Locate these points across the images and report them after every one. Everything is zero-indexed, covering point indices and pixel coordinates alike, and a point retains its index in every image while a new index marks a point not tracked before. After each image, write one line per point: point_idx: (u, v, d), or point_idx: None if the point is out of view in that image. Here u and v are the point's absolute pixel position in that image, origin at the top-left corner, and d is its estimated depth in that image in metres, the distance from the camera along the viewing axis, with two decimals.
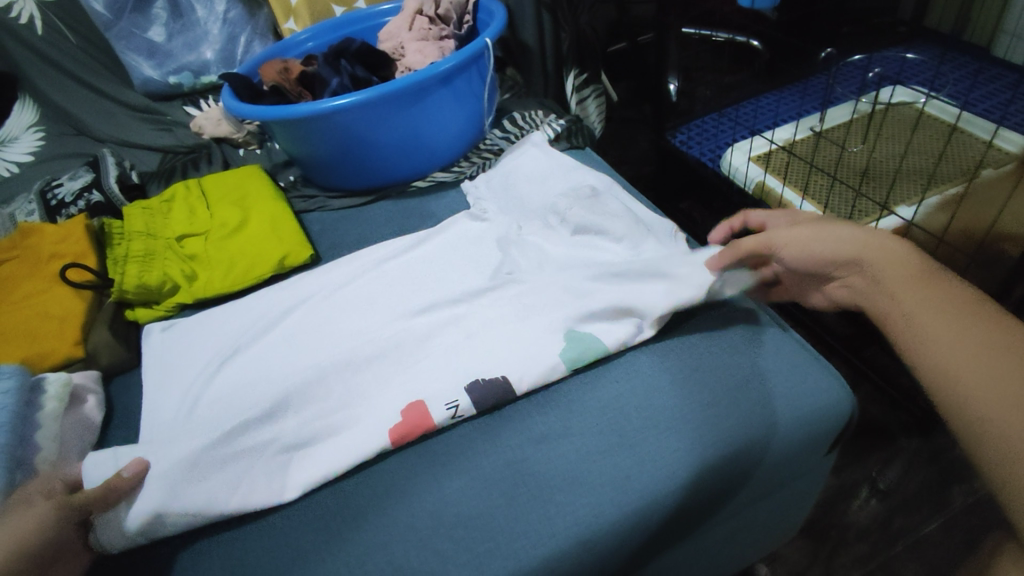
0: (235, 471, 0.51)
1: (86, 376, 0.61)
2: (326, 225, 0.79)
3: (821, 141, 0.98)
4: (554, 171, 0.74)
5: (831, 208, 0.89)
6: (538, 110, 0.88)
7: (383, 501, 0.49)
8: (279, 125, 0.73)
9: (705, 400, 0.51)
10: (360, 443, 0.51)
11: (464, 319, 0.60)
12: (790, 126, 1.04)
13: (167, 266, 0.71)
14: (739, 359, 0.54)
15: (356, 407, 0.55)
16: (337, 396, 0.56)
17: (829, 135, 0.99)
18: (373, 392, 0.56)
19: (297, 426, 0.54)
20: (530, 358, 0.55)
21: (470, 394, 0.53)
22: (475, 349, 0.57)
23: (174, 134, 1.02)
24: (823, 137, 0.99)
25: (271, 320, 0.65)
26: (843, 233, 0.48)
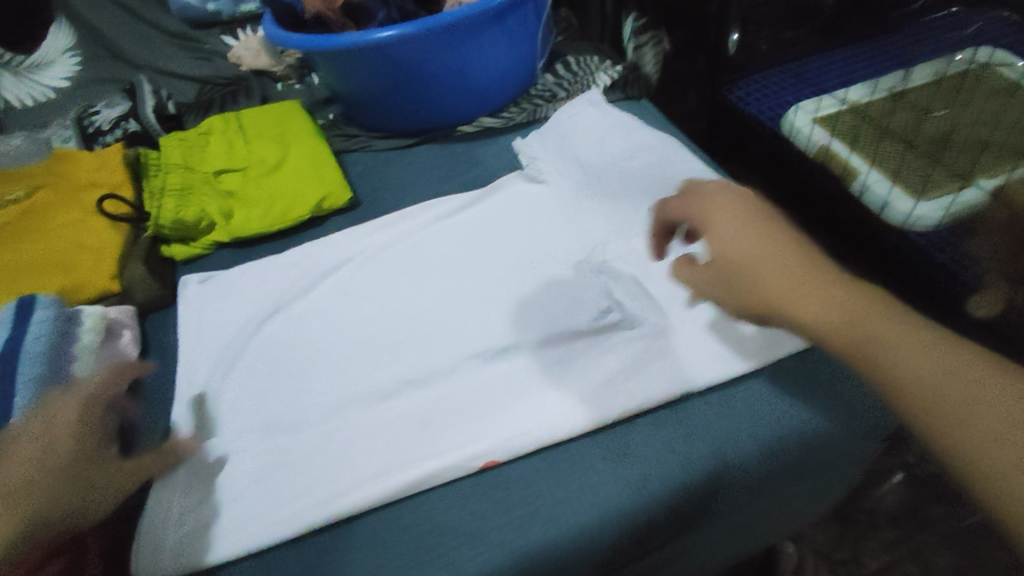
0: (282, 483, 0.48)
1: (122, 310, 0.60)
2: (367, 167, 0.76)
3: (899, 104, 0.92)
4: (612, 131, 0.69)
5: (903, 178, 0.84)
6: (594, 55, 0.82)
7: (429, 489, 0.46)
8: (319, 55, 0.70)
9: (784, 418, 0.47)
10: (428, 475, 0.46)
11: (529, 317, 0.56)
12: (867, 84, 0.95)
13: (204, 202, 0.68)
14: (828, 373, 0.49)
15: (419, 411, 0.50)
16: (397, 406, 0.51)
17: (910, 98, 0.92)
18: (439, 409, 0.50)
19: (346, 426, 0.50)
20: (613, 393, 0.49)
21: (543, 425, 0.48)
22: (560, 375, 0.51)
23: (211, 64, 0.98)
24: (903, 100, 0.92)
25: (315, 273, 0.62)
26: (839, 289, 0.37)
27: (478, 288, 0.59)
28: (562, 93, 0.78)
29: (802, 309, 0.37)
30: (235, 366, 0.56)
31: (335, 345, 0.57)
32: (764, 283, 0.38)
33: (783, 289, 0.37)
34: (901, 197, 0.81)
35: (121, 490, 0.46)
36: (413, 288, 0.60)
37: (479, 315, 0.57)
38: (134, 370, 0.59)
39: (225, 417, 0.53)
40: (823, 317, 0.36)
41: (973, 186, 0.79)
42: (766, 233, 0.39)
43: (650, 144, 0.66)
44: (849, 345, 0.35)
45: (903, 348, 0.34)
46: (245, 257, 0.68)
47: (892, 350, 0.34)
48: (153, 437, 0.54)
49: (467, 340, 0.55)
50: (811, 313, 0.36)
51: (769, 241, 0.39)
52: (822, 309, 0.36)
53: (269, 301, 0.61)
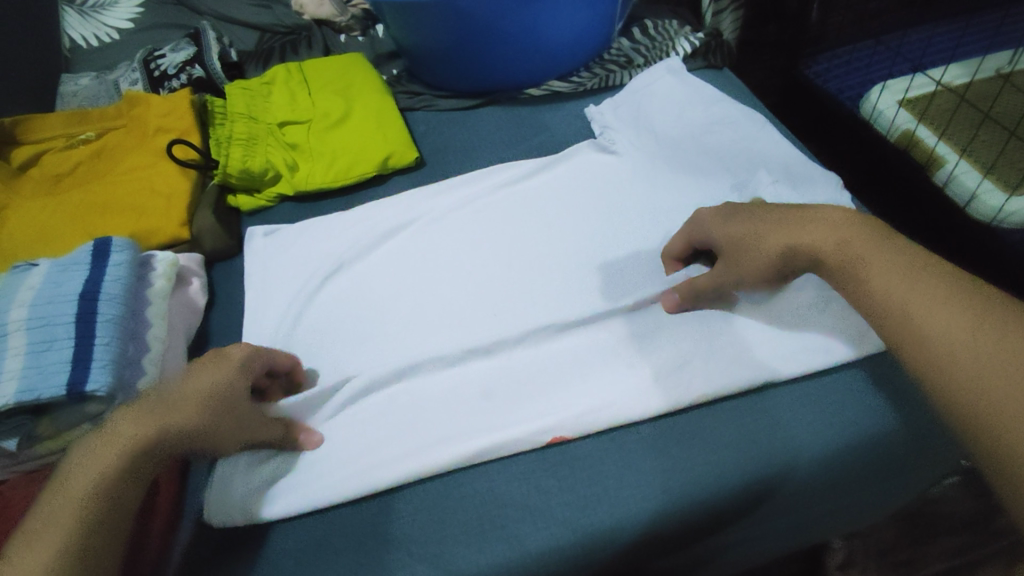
0: (349, 443, 0.48)
1: (190, 258, 0.60)
2: (431, 127, 0.74)
3: (1005, 88, 0.86)
4: (693, 102, 0.66)
5: (996, 170, 0.80)
6: (672, 20, 0.78)
7: (493, 461, 0.46)
8: (393, 7, 0.68)
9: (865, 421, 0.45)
10: (495, 446, 0.46)
11: (599, 294, 0.54)
12: (968, 64, 0.90)
13: (270, 153, 0.68)
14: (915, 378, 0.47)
15: (486, 380, 0.50)
16: (463, 375, 0.51)
17: (1017, 83, 0.86)
18: (504, 381, 0.50)
19: (412, 388, 0.50)
20: (687, 377, 0.47)
21: (616, 404, 0.47)
22: (630, 357, 0.50)
23: (273, 13, 0.96)
24: (1009, 84, 0.86)
25: (380, 234, 0.62)
26: (959, 307, 0.35)
27: (546, 259, 0.57)
28: (638, 59, 0.75)
29: (788, 245, 0.42)
30: (300, 323, 0.56)
31: (399, 308, 0.56)
32: (897, 293, 0.37)
33: (820, 249, 0.41)
34: (991, 191, 0.78)
35: (251, 438, 0.45)
36: (478, 255, 0.59)
37: (546, 288, 0.55)
38: (201, 318, 0.59)
39: None
40: (955, 340, 0.34)
41: None
42: (756, 212, 0.46)
43: (733, 117, 0.63)
44: (941, 361, 0.34)
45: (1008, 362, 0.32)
46: (307, 212, 0.68)
47: (966, 372, 0.33)
48: None
49: (533, 312, 0.54)
50: (935, 332, 0.34)
51: (913, 270, 0.37)
52: (957, 329, 0.34)
53: (332, 257, 0.61)
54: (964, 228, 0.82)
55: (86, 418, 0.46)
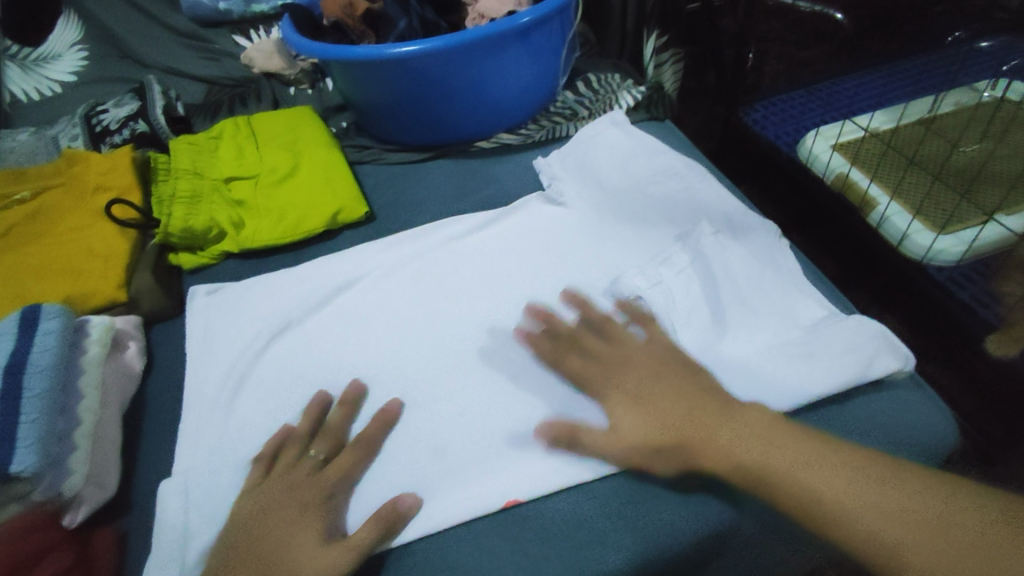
0: None
1: (128, 320, 0.58)
2: (380, 180, 0.74)
3: (929, 133, 0.90)
4: (637, 154, 0.68)
5: (925, 210, 0.83)
6: (614, 73, 0.81)
7: (443, 528, 0.44)
8: (341, 64, 0.68)
9: None
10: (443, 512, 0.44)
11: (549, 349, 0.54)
12: (893, 111, 0.95)
13: (213, 210, 0.67)
14: (866, 430, 0.47)
15: (439, 440, 0.49)
16: (412, 437, 0.49)
17: (940, 126, 0.91)
18: (455, 441, 0.49)
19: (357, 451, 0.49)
20: None
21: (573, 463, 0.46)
22: (580, 411, 0.49)
23: (221, 65, 0.97)
24: (931, 129, 0.91)
25: (329, 291, 0.61)
26: (877, 490, 0.40)
27: (496, 315, 0.57)
28: (584, 112, 0.76)
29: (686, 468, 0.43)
30: (244, 387, 0.54)
31: (346, 370, 0.55)
32: (786, 453, 0.41)
33: (719, 463, 0.42)
34: (921, 231, 0.82)
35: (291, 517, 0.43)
36: (426, 312, 0.58)
37: (496, 347, 0.55)
38: (138, 383, 0.57)
39: (230, 441, 0.51)
40: (879, 528, 0.39)
41: (997, 222, 0.78)
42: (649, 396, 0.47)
43: (675, 169, 0.65)
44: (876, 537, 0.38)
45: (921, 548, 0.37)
46: (252, 269, 0.66)
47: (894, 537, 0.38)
48: (159, 453, 0.52)
49: (483, 371, 0.53)
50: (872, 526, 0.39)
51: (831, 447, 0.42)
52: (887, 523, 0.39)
53: (278, 316, 0.59)
54: (898, 267, 0.86)
55: (11, 498, 0.43)
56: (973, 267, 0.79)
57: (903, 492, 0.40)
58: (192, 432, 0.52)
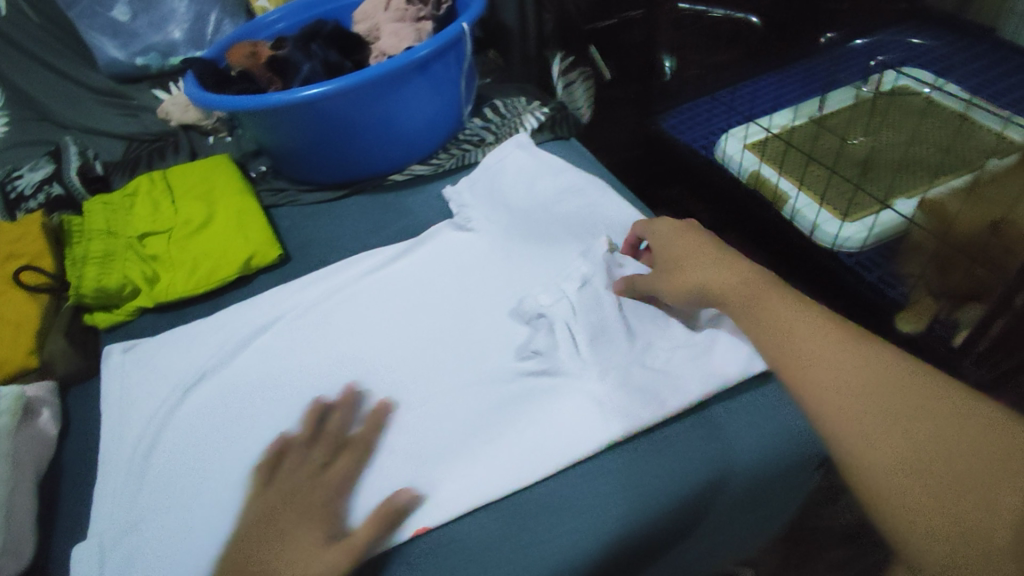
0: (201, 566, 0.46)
1: (41, 387, 0.58)
2: (296, 221, 0.75)
3: (821, 130, 0.96)
4: (542, 172, 0.70)
5: (829, 200, 0.88)
6: (520, 97, 0.84)
7: None
8: (246, 114, 0.69)
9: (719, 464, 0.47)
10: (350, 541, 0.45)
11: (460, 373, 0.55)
12: (788, 111, 1.00)
13: (128, 268, 0.67)
14: (766, 419, 0.48)
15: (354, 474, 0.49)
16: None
17: (831, 123, 0.96)
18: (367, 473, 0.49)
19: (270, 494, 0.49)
20: (541, 446, 0.48)
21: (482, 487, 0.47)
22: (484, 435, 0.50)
23: (141, 120, 0.97)
24: (824, 126, 0.96)
25: (246, 337, 0.61)
26: (865, 372, 0.38)
27: (408, 345, 0.58)
28: (490, 137, 0.79)
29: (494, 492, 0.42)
30: (161, 443, 0.54)
31: (263, 414, 0.55)
32: (793, 325, 0.42)
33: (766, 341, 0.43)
34: (827, 220, 0.86)
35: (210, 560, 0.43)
36: (340, 347, 0.59)
37: (410, 377, 0.56)
38: (54, 449, 0.56)
39: (146, 498, 0.51)
40: (853, 400, 0.37)
41: (891, 207, 0.82)
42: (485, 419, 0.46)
43: (579, 186, 0.67)
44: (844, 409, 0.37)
45: (882, 425, 0.35)
46: (171, 321, 0.67)
47: (864, 415, 0.36)
48: (76, 518, 0.52)
49: (395, 402, 0.54)
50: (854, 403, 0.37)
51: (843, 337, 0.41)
52: (865, 401, 0.36)
53: (194, 367, 0.60)
54: (816, 256, 0.89)
55: None
56: (878, 251, 0.84)
57: (897, 378, 0.37)
58: (108, 495, 0.51)
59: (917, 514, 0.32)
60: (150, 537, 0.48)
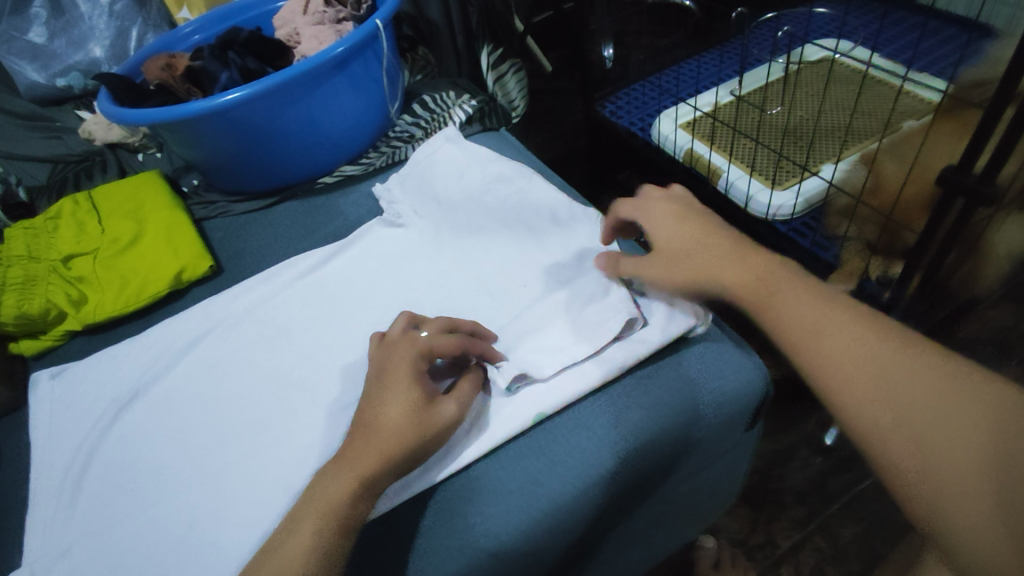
0: None
1: None
2: (229, 232, 0.74)
3: (742, 105, 0.99)
4: (470, 164, 0.69)
5: (758, 169, 0.91)
6: (449, 91, 0.84)
7: None
8: (164, 129, 0.67)
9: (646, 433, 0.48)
10: None
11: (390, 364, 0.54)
12: (712, 91, 1.03)
13: (51, 291, 0.65)
14: (688, 388, 0.50)
15: (290, 475, 0.49)
16: (263, 477, 0.49)
17: (751, 98, 1.00)
18: (299, 477, 0.49)
19: (205, 506, 0.49)
20: (477, 424, 0.49)
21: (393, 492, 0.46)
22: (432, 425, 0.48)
23: (65, 141, 0.95)
24: (744, 101, 0.99)
25: (178, 352, 0.60)
26: (844, 325, 0.43)
27: (338, 345, 0.58)
28: (419, 132, 0.80)
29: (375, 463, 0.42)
30: (95, 466, 0.53)
31: (200, 424, 0.55)
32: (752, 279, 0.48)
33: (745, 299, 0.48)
34: (757, 191, 0.89)
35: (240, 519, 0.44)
36: (275, 353, 0.59)
37: (344, 374, 0.55)
38: None
39: (77, 521, 0.50)
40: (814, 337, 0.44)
41: (815, 173, 0.86)
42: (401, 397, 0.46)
43: (507, 174, 0.66)
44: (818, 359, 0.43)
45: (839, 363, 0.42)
46: (102, 343, 0.66)
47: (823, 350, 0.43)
48: (6, 551, 0.51)
49: (326, 401, 0.54)
50: (833, 353, 0.42)
51: (823, 300, 0.46)
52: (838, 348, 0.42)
53: (126, 387, 0.59)
54: (750, 228, 0.92)
55: None
56: (808, 218, 0.87)
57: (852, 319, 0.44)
58: (40, 522, 0.50)
59: (873, 440, 0.39)
60: (84, 561, 0.47)
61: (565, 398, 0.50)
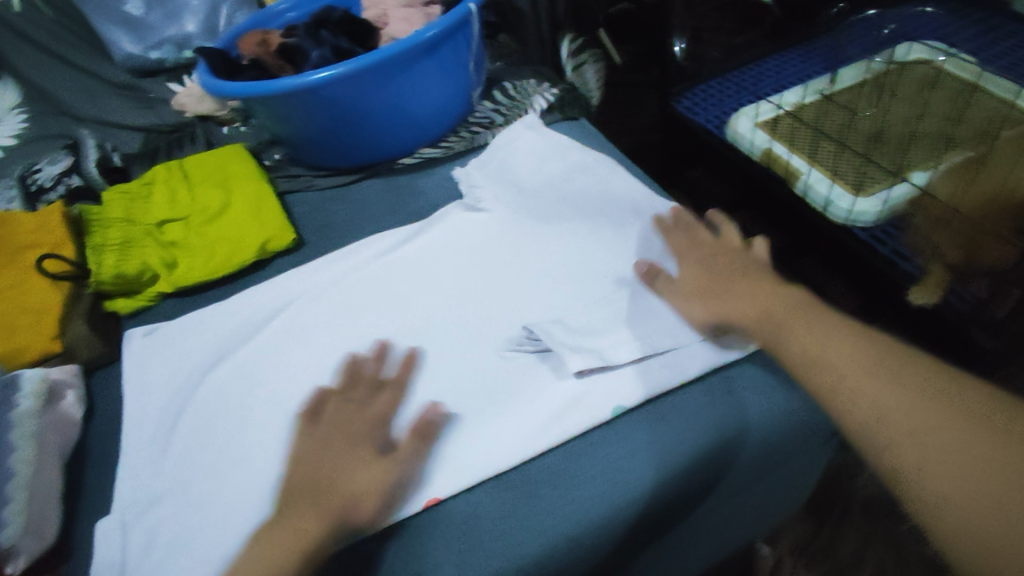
0: (224, 536, 0.47)
1: (65, 371, 0.59)
2: (311, 207, 0.76)
3: (831, 106, 0.95)
4: (551, 153, 0.70)
5: (840, 174, 0.87)
6: (530, 79, 0.84)
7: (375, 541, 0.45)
8: (257, 102, 0.69)
9: (731, 432, 0.47)
10: None
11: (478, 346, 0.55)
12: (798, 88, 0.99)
13: (146, 254, 0.68)
14: (778, 390, 0.48)
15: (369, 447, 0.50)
16: (341, 445, 0.50)
17: (840, 99, 0.96)
18: (379, 451, 0.49)
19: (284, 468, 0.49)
20: (556, 412, 0.48)
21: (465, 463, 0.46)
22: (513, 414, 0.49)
23: (157, 113, 0.98)
24: (833, 102, 0.96)
25: (262, 319, 0.62)
26: None
27: (417, 322, 0.59)
28: (499, 119, 0.79)
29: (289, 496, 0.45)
30: (184, 424, 0.55)
31: (281, 390, 0.56)
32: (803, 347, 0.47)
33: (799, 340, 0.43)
34: (840, 195, 0.85)
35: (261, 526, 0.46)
36: (355, 324, 0.60)
37: (425, 353, 0.56)
38: (79, 431, 0.57)
39: (165, 475, 0.52)
40: None
41: (905, 179, 0.82)
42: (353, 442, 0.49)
43: (588, 165, 0.68)
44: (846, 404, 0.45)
45: None
46: (190, 306, 0.68)
47: None
48: (99, 498, 0.53)
49: (404, 377, 0.54)
50: None
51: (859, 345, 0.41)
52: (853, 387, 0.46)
53: (212, 350, 0.61)
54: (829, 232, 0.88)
55: None
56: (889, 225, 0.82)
57: None
58: (131, 472, 0.53)
59: None
60: (171, 513, 0.49)
61: (651, 392, 0.48)
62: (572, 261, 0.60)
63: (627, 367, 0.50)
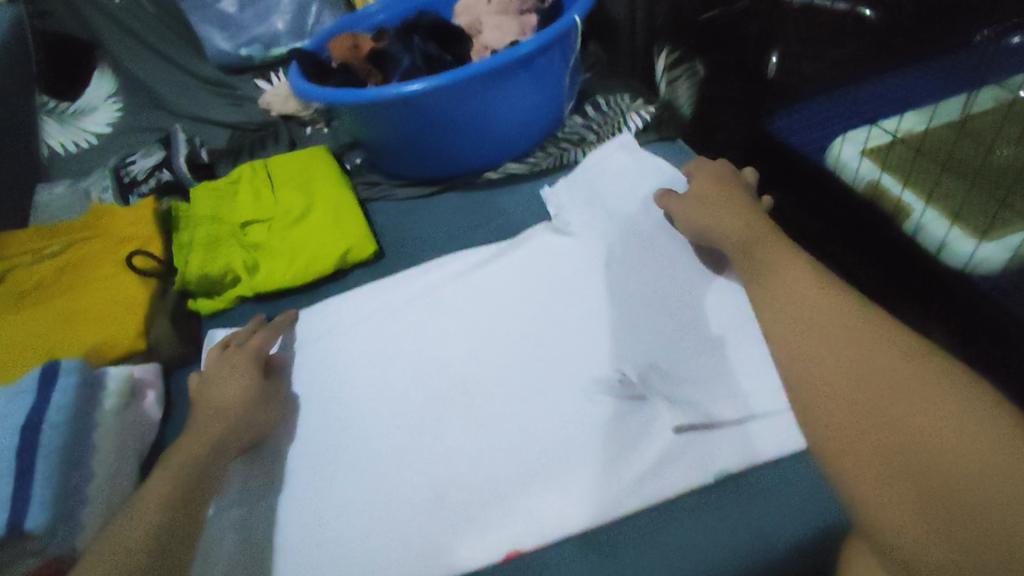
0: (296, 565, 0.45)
1: (147, 369, 0.60)
2: (392, 217, 0.74)
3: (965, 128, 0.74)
4: (644, 175, 0.66)
5: (964, 216, 0.70)
6: (624, 94, 0.80)
7: None
8: (346, 109, 0.68)
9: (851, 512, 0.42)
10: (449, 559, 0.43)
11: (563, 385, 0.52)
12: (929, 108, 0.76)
13: (231, 255, 0.68)
14: None
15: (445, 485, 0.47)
16: (416, 475, 0.49)
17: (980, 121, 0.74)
18: (455, 490, 0.47)
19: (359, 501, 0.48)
20: (650, 469, 0.45)
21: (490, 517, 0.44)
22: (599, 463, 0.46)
23: (246, 111, 1.00)
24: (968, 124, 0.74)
25: (338, 332, 0.61)
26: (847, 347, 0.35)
27: (496, 350, 0.56)
28: (590, 136, 0.76)
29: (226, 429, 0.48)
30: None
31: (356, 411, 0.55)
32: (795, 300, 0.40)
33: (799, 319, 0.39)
34: (960, 235, 0.69)
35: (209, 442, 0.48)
36: (432, 347, 0.58)
37: (507, 389, 0.53)
38: (157, 430, 0.58)
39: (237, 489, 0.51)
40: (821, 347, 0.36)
41: None
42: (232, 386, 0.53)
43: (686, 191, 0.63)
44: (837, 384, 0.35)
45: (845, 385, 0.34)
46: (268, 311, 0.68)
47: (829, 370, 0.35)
48: None
49: (482, 411, 0.52)
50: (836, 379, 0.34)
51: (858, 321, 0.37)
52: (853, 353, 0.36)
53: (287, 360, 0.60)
54: None
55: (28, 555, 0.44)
56: None
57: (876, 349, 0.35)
58: None
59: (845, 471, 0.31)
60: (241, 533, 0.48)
61: (756, 457, 0.44)
62: (666, 297, 0.56)
63: (732, 427, 0.46)
